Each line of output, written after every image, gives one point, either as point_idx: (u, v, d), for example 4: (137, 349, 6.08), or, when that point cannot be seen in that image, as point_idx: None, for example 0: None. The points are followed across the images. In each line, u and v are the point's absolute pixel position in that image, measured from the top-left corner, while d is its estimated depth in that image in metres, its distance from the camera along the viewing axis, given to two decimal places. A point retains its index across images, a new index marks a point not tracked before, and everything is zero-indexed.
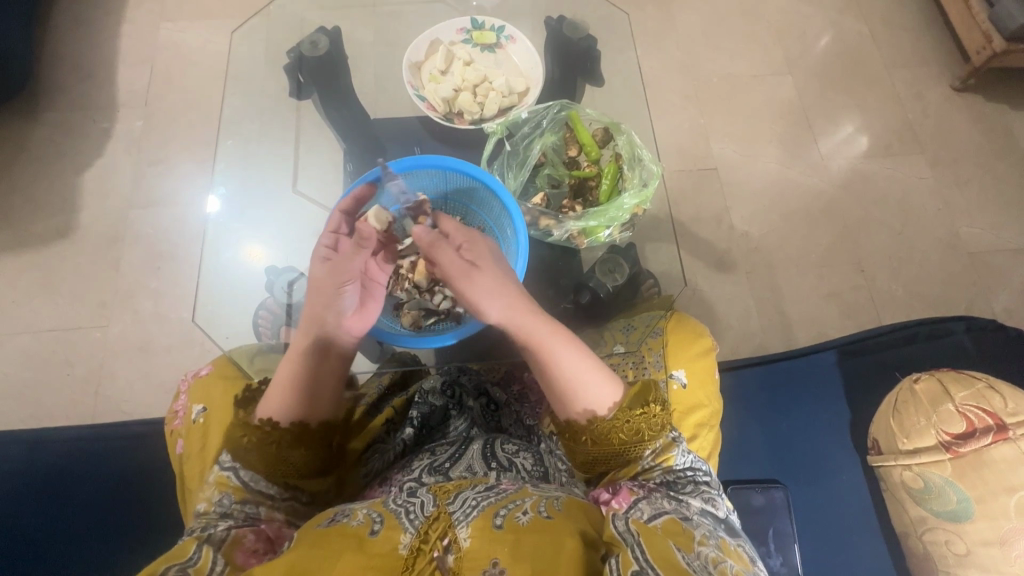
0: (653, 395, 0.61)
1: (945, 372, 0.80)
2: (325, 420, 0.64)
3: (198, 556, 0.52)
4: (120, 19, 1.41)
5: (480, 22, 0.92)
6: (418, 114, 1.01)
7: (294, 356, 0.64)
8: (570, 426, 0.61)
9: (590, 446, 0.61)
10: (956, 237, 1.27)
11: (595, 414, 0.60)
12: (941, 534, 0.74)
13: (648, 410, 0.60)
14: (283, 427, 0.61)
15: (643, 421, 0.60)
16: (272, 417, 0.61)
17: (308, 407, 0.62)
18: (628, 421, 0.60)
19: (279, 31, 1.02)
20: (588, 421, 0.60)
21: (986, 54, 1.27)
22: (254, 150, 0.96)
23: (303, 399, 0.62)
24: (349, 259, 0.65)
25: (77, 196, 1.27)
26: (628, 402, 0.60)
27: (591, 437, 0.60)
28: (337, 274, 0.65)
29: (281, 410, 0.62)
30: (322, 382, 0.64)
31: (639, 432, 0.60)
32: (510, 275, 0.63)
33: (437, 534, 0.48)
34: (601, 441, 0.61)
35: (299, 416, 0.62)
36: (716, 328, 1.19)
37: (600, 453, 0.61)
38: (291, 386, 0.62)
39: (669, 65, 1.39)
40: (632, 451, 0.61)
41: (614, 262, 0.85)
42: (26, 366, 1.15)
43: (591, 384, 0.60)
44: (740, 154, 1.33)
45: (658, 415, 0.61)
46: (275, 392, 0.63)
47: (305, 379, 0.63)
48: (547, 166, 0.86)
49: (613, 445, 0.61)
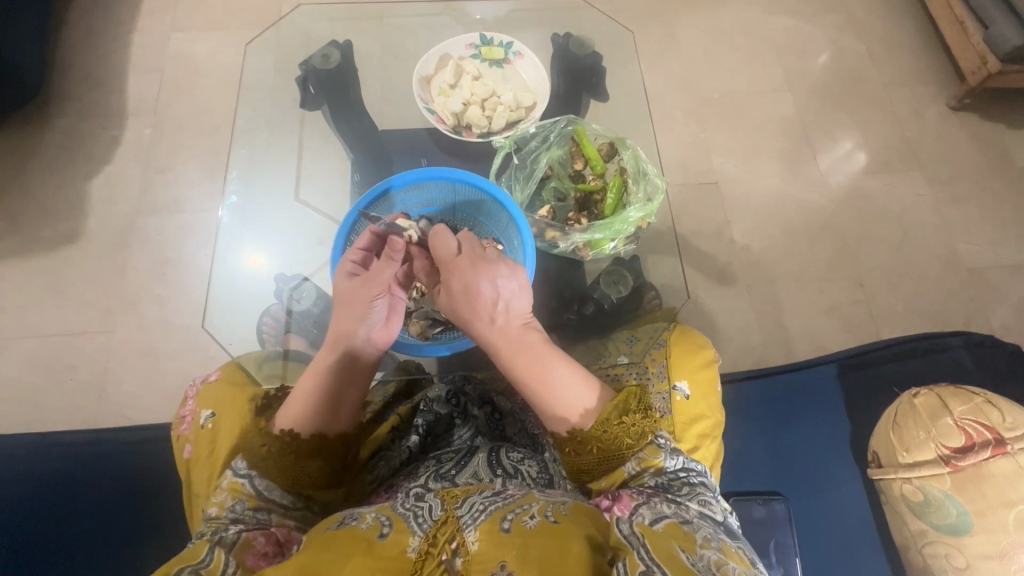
0: (635, 403, 0.61)
1: (943, 387, 0.81)
2: (343, 432, 0.64)
3: (210, 558, 0.53)
4: (131, 29, 1.44)
5: (489, 38, 0.95)
6: (425, 126, 1.03)
7: (317, 370, 0.64)
8: (554, 438, 0.62)
9: (573, 456, 0.61)
10: (954, 254, 1.29)
11: (571, 424, 0.60)
12: (941, 547, 0.74)
13: (626, 420, 0.60)
14: (302, 437, 0.61)
15: (621, 431, 0.60)
16: (292, 428, 0.61)
17: (327, 419, 0.62)
18: (605, 432, 0.60)
19: (289, 43, 1.04)
20: (568, 433, 0.60)
21: (982, 74, 1.30)
22: (260, 158, 0.97)
23: (324, 410, 0.62)
24: (378, 271, 0.66)
25: (84, 202, 1.28)
26: (607, 412, 0.60)
27: (573, 447, 0.61)
28: (368, 287, 0.66)
29: (302, 420, 0.62)
30: (346, 395, 0.64)
31: (618, 442, 0.60)
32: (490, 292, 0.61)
33: (445, 538, 0.49)
34: (582, 451, 0.61)
35: (317, 428, 0.62)
36: (717, 340, 1.20)
37: (584, 463, 0.61)
38: (312, 398, 0.62)
39: (671, 82, 1.42)
40: (616, 460, 0.62)
41: (619, 274, 0.87)
42: (30, 369, 1.15)
43: (564, 395, 0.60)
44: (741, 169, 1.35)
45: (637, 423, 0.60)
46: (295, 403, 0.63)
47: (328, 390, 0.63)
48: (553, 179, 0.88)
49: (594, 454, 0.61)
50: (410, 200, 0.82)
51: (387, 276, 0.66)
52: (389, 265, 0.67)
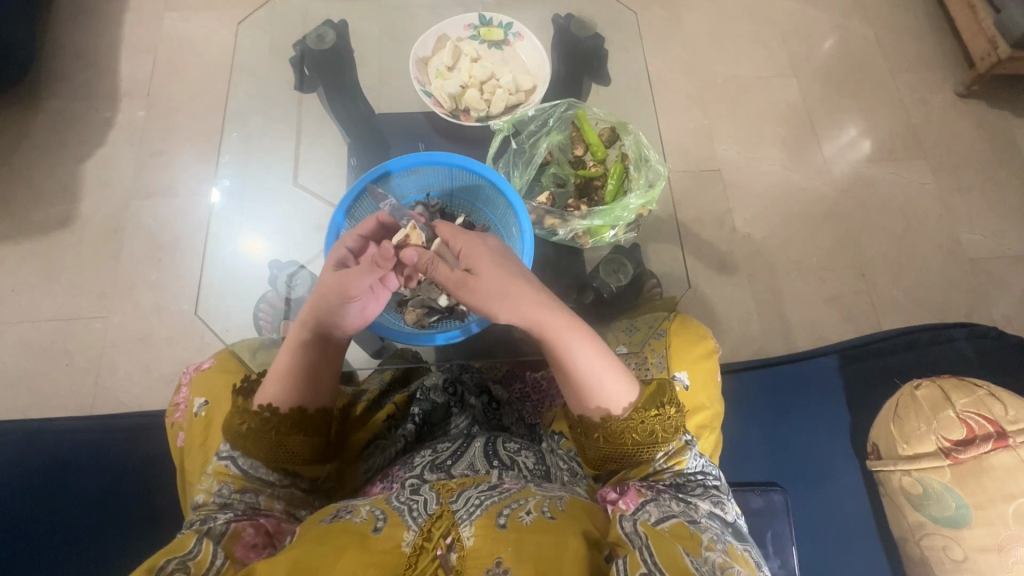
0: (667, 397, 0.62)
1: (947, 379, 0.80)
2: (324, 406, 0.64)
3: (198, 549, 0.52)
4: (123, 8, 1.40)
5: (488, 18, 0.92)
6: (424, 110, 1.01)
7: (292, 348, 0.63)
8: (582, 423, 0.62)
9: (602, 444, 0.61)
10: (957, 244, 1.27)
11: (609, 412, 0.60)
12: (939, 539, 0.74)
13: (662, 412, 0.61)
14: (281, 411, 0.62)
15: (657, 423, 0.60)
16: (271, 403, 0.62)
17: (308, 393, 0.63)
18: (642, 422, 0.60)
19: (283, 24, 1.01)
20: (602, 420, 0.60)
21: (991, 60, 1.27)
22: (257, 144, 0.95)
23: (304, 385, 0.63)
24: (356, 274, 0.61)
25: (77, 186, 1.26)
26: (643, 402, 0.60)
27: (602, 435, 0.61)
28: (344, 287, 0.62)
29: (279, 395, 0.62)
30: (322, 373, 0.64)
31: (654, 434, 0.61)
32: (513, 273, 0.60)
33: (440, 533, 0.48)
34: (613, 440, 0.61)
35: (299, 402, 0.63)
36: (717, 329, 1.19)
37: (611, 452, 0.61)
38: (288, 375, 0.63)
39: (674, 66, 1.39)
40: (645, 451, 0.61)
41: (619, 262, 0.84)
42: (24, 354, 1.14)
43: (604, 381, 0.60)
44: (744, 156, 1.33)
45: (673, 417, 0.61)
46: (273, 380, 0.63)
47: (305, 368, 0.63)
48: (553, 165, 0.86)
49: (625, 445, 0.61)
50: (408, 184, 0.80)
51: (363, 279, 0.61)
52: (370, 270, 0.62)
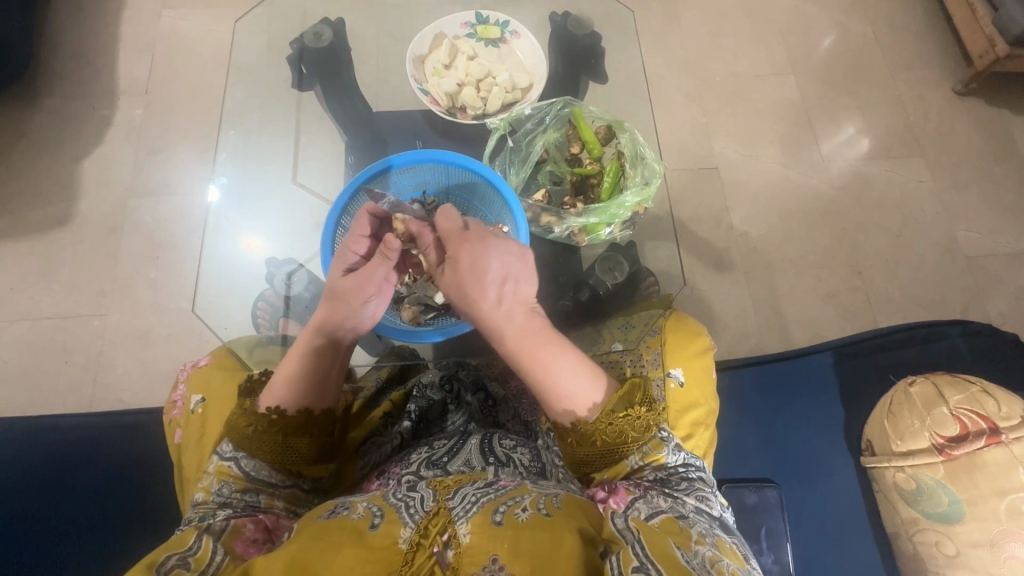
0: (640, 395, 0.62)
1: (940, 375, 0.80)
2: (329, 408, 0.65)
3: (198, 545, 0.52)
4: (122, 6, 1.40)
5: (485, 16, 0.92)
6: (422, 108, 1.02)
7: (302, 351, 0.64)
8: (558, 427, 0.62)
9: (575, 447, 0.61)
10: (954, 242, 1.28)
11: (577, 416, 0.60)
12: (932, 534, 0.75)
13: (632, 412, 0.60)
14: (289, 414, 0.61)
15: (626, 424, 0.60)
16: (280, 405, 0.62)
17: (317, 395, 0.64)
18: (610, 424, 0.60)
19: (282, 22, 1.01)
20: (572, 425, 0.60)
21: (990, 58, 1.27)
22: (255, 142, 0.95)
23: (310, 391, 0.63)
24: (372, 270, 0.63)
25: (76, 183, 1.27)
26: (611, 404, 0.61)
27: (575, 438, 0.61)
28: (362, 287, 0.63)
29: (287, 399, 0.62)
30: (331, 374, 0.65)
31: (623, 434, 0.60)
32: (487, 281, 0.59)
33: (437, 530, 0.49)
34: (586, 443, 0.61)
35: (306, 404, 0.63)
36: (713, 326, 1.19)
37: (586, 455, 0.61)
38: (297, 379, 0.63)
39: (673, 64, 1.39)
40: (617, 454, 0.61)
41: (614, 260, 0.84)
42: (23, 352, 1.15)
43: (569, 387, 0.60)
44: (741, 154, 1.33)
45: (643, 416, 0.61)
46: (280, 383, 0.63)
47: (315, 371, 0.63)
48: (549, 163, 0.88)
49: (596, 447, 0.61)
50: (405, 181, 0.80)
51: (380, 274, 0.64)
52: (384, 263, 0.63)
